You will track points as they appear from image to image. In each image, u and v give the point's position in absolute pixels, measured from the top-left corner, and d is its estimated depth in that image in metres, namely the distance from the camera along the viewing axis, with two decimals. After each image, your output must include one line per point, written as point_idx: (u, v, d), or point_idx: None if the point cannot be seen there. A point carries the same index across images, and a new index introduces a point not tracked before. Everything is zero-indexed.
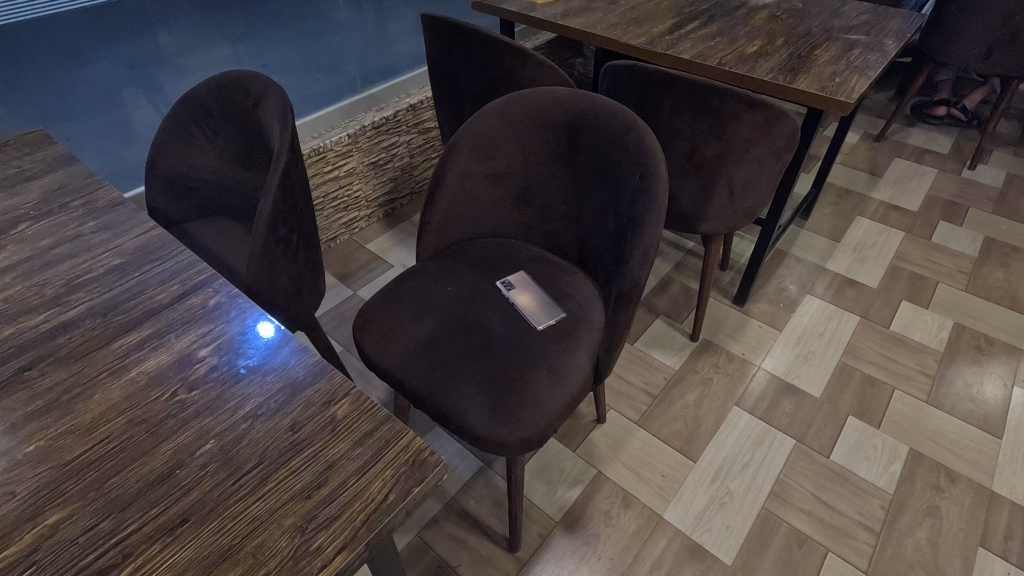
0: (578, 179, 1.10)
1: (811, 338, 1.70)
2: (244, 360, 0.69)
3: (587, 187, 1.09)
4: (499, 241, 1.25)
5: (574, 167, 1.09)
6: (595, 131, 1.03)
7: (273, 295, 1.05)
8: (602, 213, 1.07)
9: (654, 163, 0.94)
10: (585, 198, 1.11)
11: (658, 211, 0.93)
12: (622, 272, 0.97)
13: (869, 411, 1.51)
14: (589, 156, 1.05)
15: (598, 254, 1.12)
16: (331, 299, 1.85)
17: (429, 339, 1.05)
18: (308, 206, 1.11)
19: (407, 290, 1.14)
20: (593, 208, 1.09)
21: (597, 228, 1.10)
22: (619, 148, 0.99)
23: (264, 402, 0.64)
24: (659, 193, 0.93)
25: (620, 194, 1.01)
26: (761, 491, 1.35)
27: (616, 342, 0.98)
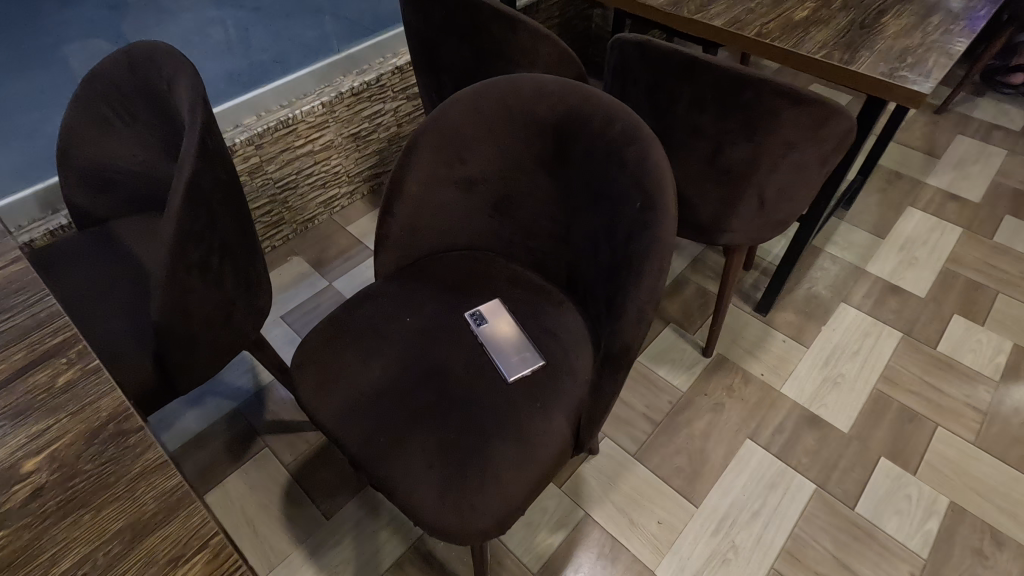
0: (567, 193, 0.87)
1: (841, 359, 1.48)
2: (79, 483, 0.51)
3: (577, 205, 0.86)
4: (477, 256, 1.04)
5: (562, 179, 0.86)
6: (587, 137, 0.79)
7: (190, 330, 0.87)
8: (594, 239, 0.85)
9: (659, 188, 0.71)
10: (574, 217, 0.88)
11: (661, 254, 0.70)
12: (611, 328, 0.76)
13: (905, 452, 1.31)
14: (579, 168, 0.82)
15: (589, 286, 0.90)
16: (303, 291, 1.67)
17: (376, 389, 0.86)
18: (234, 217, 0.90)
19: (358, 321, 0.95)
20: (584, 231, 0.87)
21: (588, 256, 0.88)
22: (616, 163, 0.76)
23: (87, 560, 0.47)
24: (664, 232, 0.70)
25: (615, 223, 0.78)
26: (771, 547, 1.17)
27: (601, 414, 0.78)
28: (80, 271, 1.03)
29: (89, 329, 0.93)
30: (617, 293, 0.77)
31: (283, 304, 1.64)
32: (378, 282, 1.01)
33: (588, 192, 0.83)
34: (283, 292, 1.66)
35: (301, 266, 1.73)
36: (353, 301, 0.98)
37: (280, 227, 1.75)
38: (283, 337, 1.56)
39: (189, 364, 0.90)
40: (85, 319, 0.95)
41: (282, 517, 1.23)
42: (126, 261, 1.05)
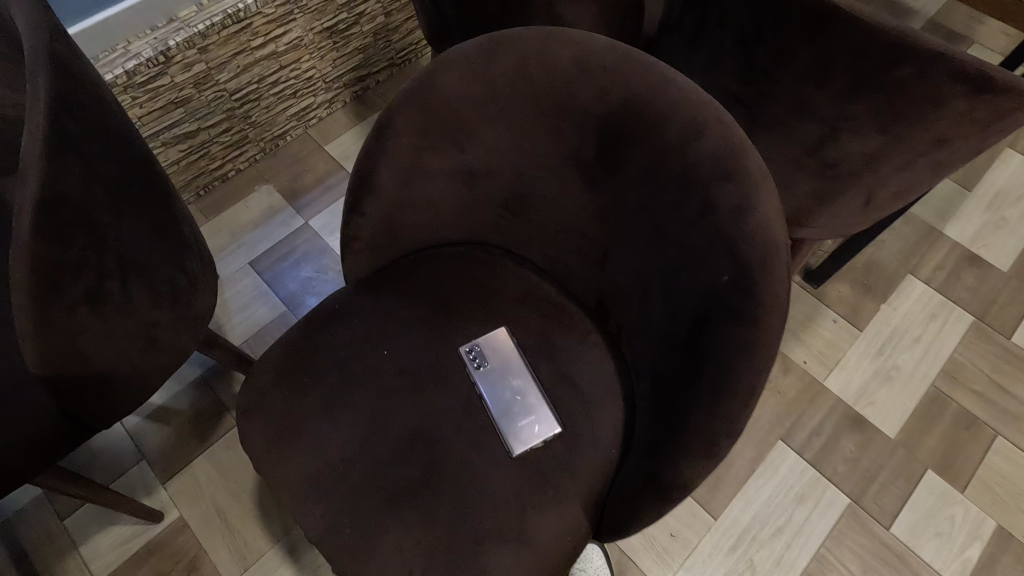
0: (608, 213, 0.60)
1: (899, 347, 1.28)
2: None
3: (621, 231, 0.60)
4: (479, 256, 0.79)
5: (603, 194, 0.59)
6: (652, 151, 0.51)
7: (96, 372, 0.66)
8: (642, 285, 0.60)
9: (763, 264, 0.46)
10: (615, 244, 0.62)
11: (753, 367, 0.46)
12: (660, 435, 0.55)
13: (956, 465, 1.16)
14: (632, 189, 0.55)
15: (628, 332, 0.67)
16: (274, 232, 1.41)
17: (344, 456, 0.67)
18: (136, 220, 0.65)
19: (321, 352, 0.73)
20: (628, 268, 0.62)
21: (630, 298, 0.64)
22: (696, 204, 0.49)
23: None
24: (765, 337, 0.46)
25: (680, 286, 0.53)
26: (792, 568, 1.07)
27: (632, 530, 0.59)
28: None
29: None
30: (673, 386, 0.55)
31: (251, 247, 1.39)
32: (347, 291, 0.77)
33: (642, 224, 0.56)
34: (251, 232, 1.41)
35: (273, 197, 1.46)
36: (315, 319, 0.75)
37: (243, 147, 1.44)
38: (252, 290, 1.34)
39: (105, 405, 0.71)
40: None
41: (256, 508, 1.11)
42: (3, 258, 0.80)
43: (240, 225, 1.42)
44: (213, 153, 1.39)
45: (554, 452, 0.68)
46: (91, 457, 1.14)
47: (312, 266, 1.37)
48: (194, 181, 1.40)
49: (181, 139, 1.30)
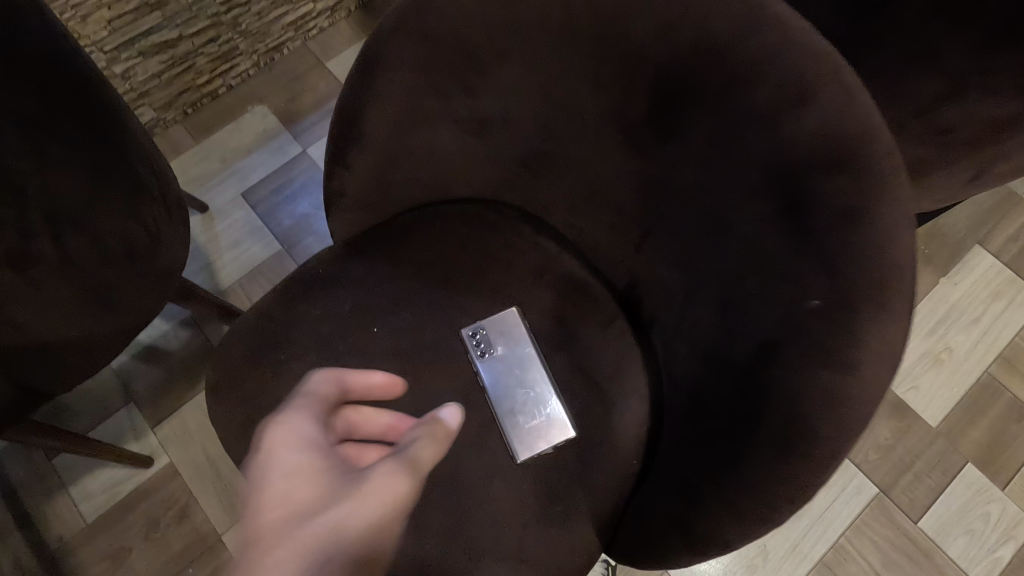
0: (660, 196, 0.48)
1: (954, 326, 1.15)
2: None
3: (675, 219, 0.48)
4: (489, 218, 0.66)
5: (659, 171, 0.46)
6: (740, 131, 0.40)
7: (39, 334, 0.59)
8: (691, 285, 0.49)
9: (872, 285, 0.37)
10: (660, 230, 0.50)
11: (843, 412, 0.38)
12: (702, 466, 0.46)
13: (999, 460, 1.07)
14: (701, 172, 0.43)
15: (662, 331, 0.57)
16: (269, 159, 1.28)
17: None
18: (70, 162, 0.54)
19: (302, 325, 0.63)
20: (675, 262, 0.50)
21: (671, 294, 0.52)
22: (790, 206, 0.39)
23: None
24: (865, 379, 0.38)
25: (752, 301, 0.43)
26: (807, 555, 1.02)
27: (648, 565, 0.51)
28: None
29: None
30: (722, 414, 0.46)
31: (243, 176, 1.26)
32: (331, 254, 0.65)
33: (708, 216, 0.45)
34: (244, 158, 1.28)
35: (267, 119, 1.31)
36: (292, 286, 0.65)
37: (234, 59, 1.28)
38: (244, 224, 1.23)
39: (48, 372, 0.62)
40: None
41: None
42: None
43: (231, 150, 1.28)
44: (201, 65, 1.23)
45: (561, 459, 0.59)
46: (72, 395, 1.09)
47: (310, 201, 1.25)
48: (178, 97, 1.25)
49: (162, 49, 1.14)
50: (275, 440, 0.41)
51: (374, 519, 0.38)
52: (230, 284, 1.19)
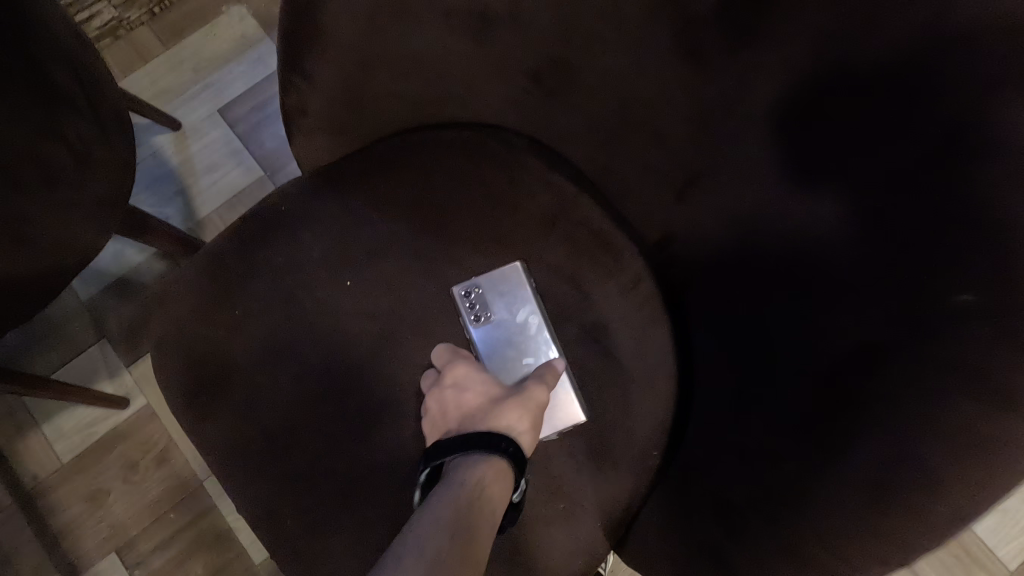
0: (765, 167, 0.40)
1: None
2: None
3: (778, 199, 0.41)
4: (495, 149, 0.54)
5: (772, 137, 0.39)
6: (900, 90, 0.33)
7: None
8: (783, 278, 0.42)
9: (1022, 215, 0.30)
10: (753, 211, 0.43)
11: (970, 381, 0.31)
12: (769, 487, 0.40)
13: None
14: (834, 142, 0.36)
15: (710, 322, 0.49)
16: (248, 70, 1.12)
17: (287, 424, 0.50)
18: None
19: (261, 272, 0.52)
20: (765, 250, 0.43)
21: (744, 284, 0.45)
22: (950, 188, 0.32)
23: None
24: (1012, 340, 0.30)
25: (870, 300, 0.36)
26: None
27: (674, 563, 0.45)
28: None
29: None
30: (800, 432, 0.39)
31: (219, 89, 1.11)
32: (299, 189, 0.54)
33: (826, 199, 0.38)
34: (220, 69, 1.12)
35: (245, 23, 1.13)
36: (252, 227, 0.54)
37: None
38: (223, 145, 1.09)
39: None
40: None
41: None
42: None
43: (206, 59, 1.12)
44: None
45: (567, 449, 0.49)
46: (34, 328, 0.99)
47: None
48: None
49: None
50: (461, 365, 0.49)
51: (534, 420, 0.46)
52: (206, 214, 1.06)
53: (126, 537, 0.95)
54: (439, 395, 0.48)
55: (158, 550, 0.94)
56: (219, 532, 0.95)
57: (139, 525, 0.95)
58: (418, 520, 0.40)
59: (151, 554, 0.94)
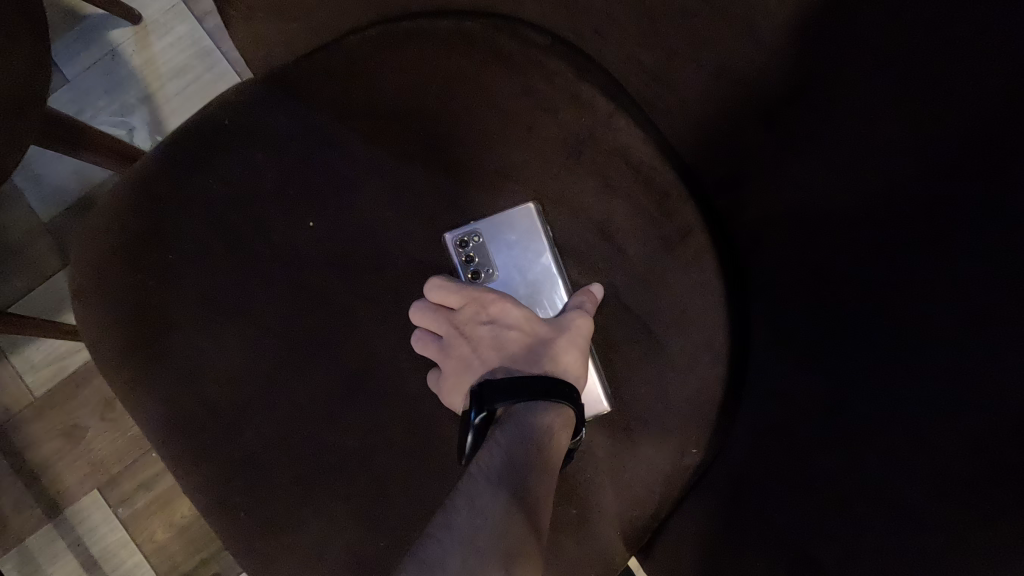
0: (944, 97, 0.27)
1: None
2: None
3: (957, 146, 0.27)
4: (506, 44, 0.40)
5: (970, 55, 0.26)
6: None
7: None
8: (923, 261, 0.29)
9: None
10: (906, 164, 0.29)
11: None
12: (881, 544, 0.29)
13: None
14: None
15: (776, 313, 0.37)
16: None
17: (239, 394, 0.41)
18: None
19: (203, 202, 0.41)
20: (912, 219, 0.29)
21: (866, 267, 0.31)
22: None
23: None
24: None
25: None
26: None
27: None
28: None
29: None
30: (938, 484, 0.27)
31: None
32: (247, 92, 0.41)
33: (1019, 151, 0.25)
34: None
35: None
36: (190, 142, 0.41)
37: None
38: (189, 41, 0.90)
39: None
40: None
41: None
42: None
43: None
44: None
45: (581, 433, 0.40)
46: None
47: None
48: None
49: None
50: (491, 294, 0.40)
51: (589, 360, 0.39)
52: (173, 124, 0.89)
53: (107, 474, 0.89)
54: (474, 330, 0.40)
55: (141, 489, 0.89)
56: None
57: (120, 463, 0.90)
58: (470, 484, 0.32)
59: (133, 493, 0.89)
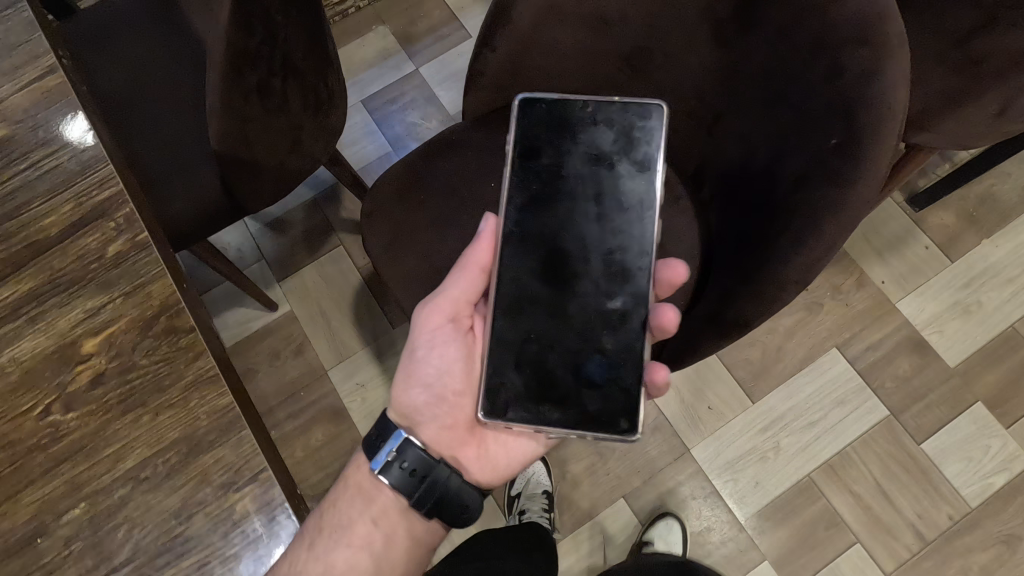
0: (755, 112, 0.60)
1: (989, 281, 1.25)
2: (134, 399, 0.50)
3: (753, 132, 0.61)
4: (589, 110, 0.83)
5: (762, 98, 0.59)
6: (812, 77, 0.52)
7: (255, 157, 0.78)
8: (749, 180, 0.63)
9: (858, 138, 0.49)
10: (746, 138, 0.63)
11: (824, 227, 0.52)
12: (745, 274, 0.60)
13: (1007, 404, 1.18)
14: (780, 104, 0.56)
15: (720, 217, 0.71)
16: (386, 74, 1.48)
17: (444, 270, 0.79)
18: (302, 41, 0.73)
19: (436, 176, 0.83)
20: (750, 164, 0.62)
21: (737, 186, 0.66)
22: (823, 145, 0.52)
23: (111, 470, 0.48)
24: (848, 206, 0.50)
25: (779, 194, 0.57)
26: (815, 457, 1.17)
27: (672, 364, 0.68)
28: (133, 49, 0.91)
29: (133, 127, 0.86)
30: (749, 259, 0.61)
31: (364, 87, 1.47)
32: (462, 128, 0.85)
33: (771, 136, 0.58)
34: (366, 72, 1.48)
35: (387, 39, 1.50)
36: (432, 149, 0.84)
37: None
38: (362, 127, 1.44)
39: (246, 193, 0.83)
40: (125, 114, 0.87)
41: (353, 318, 1.29)
42: (172, 43, 0.91)
43: (356, 64, 1.49)
44: None
45: (530, 423, 0.64)
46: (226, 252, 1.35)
47: (417, 113, 1.45)
48: None
49: None
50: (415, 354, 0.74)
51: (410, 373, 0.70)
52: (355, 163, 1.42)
53: (267, 407, 1.24)
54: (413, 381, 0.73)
55: (290, 419, 1.24)
56: (337, 410, 1.24)
57: (277, 399, 1.25)
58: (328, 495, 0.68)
59: (283, 421, 1.24)
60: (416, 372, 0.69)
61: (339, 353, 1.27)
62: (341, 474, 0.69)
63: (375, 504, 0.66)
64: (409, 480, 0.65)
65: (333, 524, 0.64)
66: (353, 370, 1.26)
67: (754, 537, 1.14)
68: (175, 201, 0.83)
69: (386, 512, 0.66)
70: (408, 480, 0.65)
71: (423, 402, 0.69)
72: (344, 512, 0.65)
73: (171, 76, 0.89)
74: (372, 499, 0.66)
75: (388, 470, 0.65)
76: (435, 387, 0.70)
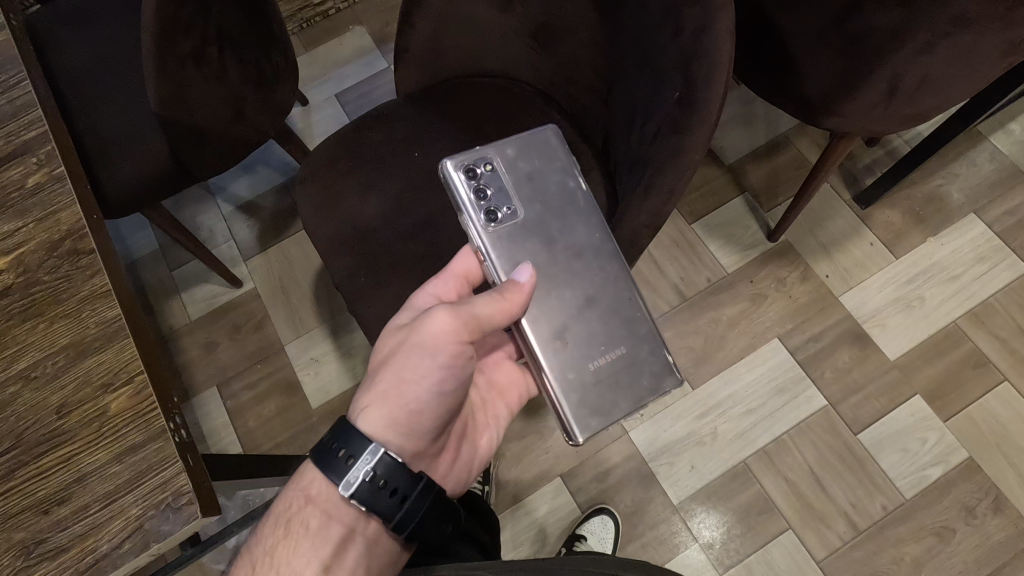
0: (630, 77, 0.65)
1: (932, 278, 1.26)
2: (34, 308, 0.55)
3: (630, 95, 0.66)
4: (511, 90, 0.89)
5: (634, 62, 0.64)
6: (664, 36, 0.57)
7: (195, 123, 0.84)
8: (630, 139, 0.67)
9: (695, 91, 0.53)
10: (627, 102, 0.67)
11: (673, 172, 0.56)
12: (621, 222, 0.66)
13: (946, 398, 1.18)
14: (646, 66, 0.61)
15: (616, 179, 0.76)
16: (360, 71, 1.55)
17: (365, 232, 0.84)
18: (237, 16, 0.80)
19: (366, 145, 0.88)
20: (630, 127, 0.67)
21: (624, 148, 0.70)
22: (670, 99, 0.56)
23: (7, 368, 0.53)
24: (688, 153, 0.55)
25: (644, 147, 0.61)
26: (750, 443, 1.18)
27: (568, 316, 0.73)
28: (99, 28, 0.99)
29: (92, 98, 0.94)
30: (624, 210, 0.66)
31: (339, 82, 1.55)
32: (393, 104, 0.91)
33: (641, 98, 0.63)
34: (341, 68, 1.56)
35: (363, 39, 1.58)
36: (365, 122, 0.90)
37: None
38: (333, 118, 1.52)
39: (190, 159, 0.89)
40: (86, 85, 0.95)
41: (312, 296, 1.35)
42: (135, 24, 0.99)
43: (332, 60, 1.57)
44: None
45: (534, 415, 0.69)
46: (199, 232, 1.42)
47: None
48: (299, 13, 1.55)
49: None
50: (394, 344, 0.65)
51: (396, 381, 0.63)
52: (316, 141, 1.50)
53: (225, 377, 1.30)
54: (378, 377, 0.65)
55: (246, 389, 1.29)
56: (291, 382, 1.29)
57: (235, 370, 1.30)
58: (276, 517, 0.62)
59: (239, 391, 1.29)
60: (409, 379, 0.63)
61: (296, 330, 1.33)
62: (293, 496, 0.62)
63: (328, 546, 0.59)
64: (387, 500, 0.59)
65: (270, 573, 0.58)
66: (308, 345, 1.31)
67: (687, 519, 1.15)
68: (124, 164, 0.89)
69: (340, 558, 0.59)
70: (387, 500, 0.59)
71: (418, 414, 0.64)
72: (294, 548, 0.59)
73: (132, 54, 0.97)
74: (323, 541, 0.59)
75: (362, 485, 0.59)
76: (439, 400, 0.65)
